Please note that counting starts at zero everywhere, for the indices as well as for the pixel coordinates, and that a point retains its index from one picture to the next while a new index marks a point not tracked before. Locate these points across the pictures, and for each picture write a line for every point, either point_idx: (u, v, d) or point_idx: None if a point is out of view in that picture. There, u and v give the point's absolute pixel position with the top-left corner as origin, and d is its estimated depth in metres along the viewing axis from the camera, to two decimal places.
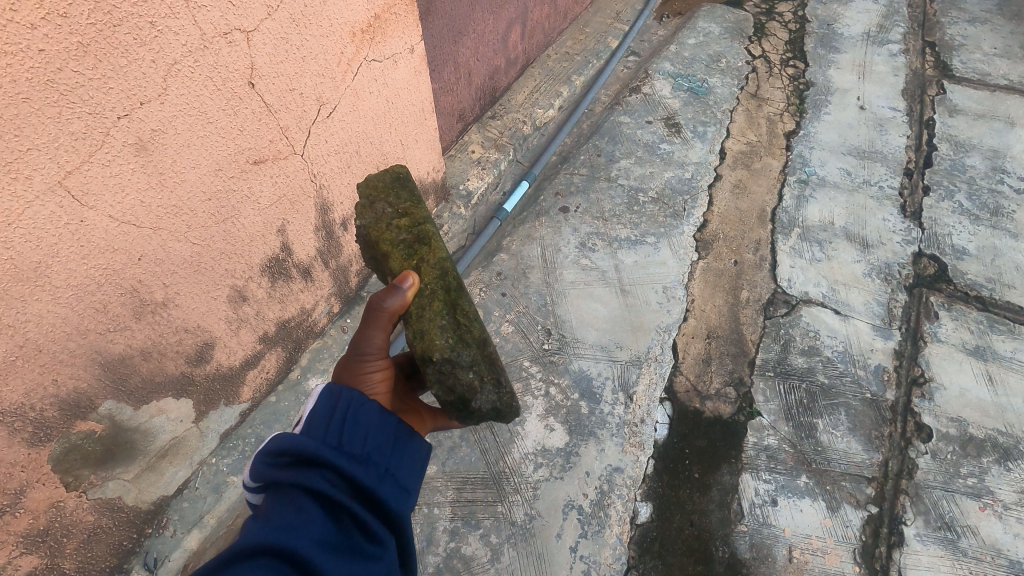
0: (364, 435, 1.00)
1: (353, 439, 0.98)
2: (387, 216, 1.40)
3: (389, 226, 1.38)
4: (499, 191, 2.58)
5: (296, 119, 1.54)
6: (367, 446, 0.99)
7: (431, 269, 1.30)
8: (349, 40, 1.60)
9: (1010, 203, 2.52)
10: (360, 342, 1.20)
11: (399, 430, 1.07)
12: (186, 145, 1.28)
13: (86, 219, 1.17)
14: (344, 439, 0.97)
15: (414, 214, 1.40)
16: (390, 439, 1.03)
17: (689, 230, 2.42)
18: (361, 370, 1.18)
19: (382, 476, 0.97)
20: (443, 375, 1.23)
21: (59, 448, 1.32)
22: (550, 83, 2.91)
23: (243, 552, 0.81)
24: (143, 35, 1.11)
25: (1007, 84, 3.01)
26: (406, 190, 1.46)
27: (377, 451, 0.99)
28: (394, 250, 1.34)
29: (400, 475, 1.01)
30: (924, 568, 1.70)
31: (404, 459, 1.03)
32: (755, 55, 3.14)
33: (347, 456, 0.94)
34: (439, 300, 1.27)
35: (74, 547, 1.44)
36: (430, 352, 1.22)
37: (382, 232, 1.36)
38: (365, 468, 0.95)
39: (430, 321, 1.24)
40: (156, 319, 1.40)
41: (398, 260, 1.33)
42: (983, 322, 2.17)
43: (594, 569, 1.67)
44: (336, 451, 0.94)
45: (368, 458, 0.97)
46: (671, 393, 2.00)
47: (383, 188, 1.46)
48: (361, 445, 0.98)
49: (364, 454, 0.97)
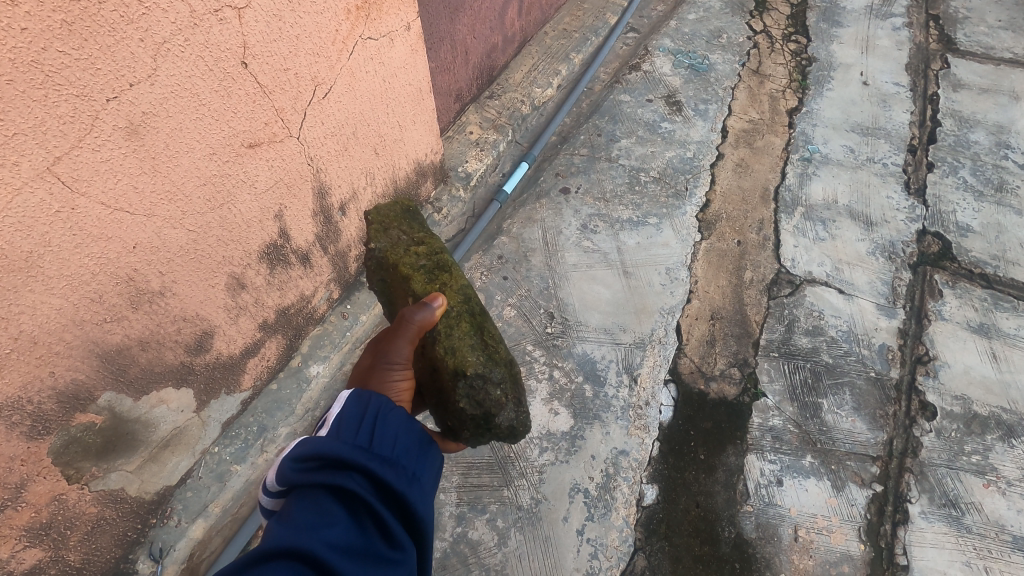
0: (393, 439, 0.99)
1: (382, 441, 0.97)
2: (403, 243, 1.40)
3: (408, 252, 1.36)
4: (498, 173, 2.54)
5: (291, 101, 1.49)
6: (396, 450, 0.98)
7: (456, 293, 1.30)
8: (344, 17, 1.55)
9: (1014, 179, 2.50)
10: (387, 351, 1.18)
11: (425, 436, 1.06)
12: (178, 128, 1.24)
13: (78, 207, 1.13)
14: (374, 441, 0.96)
15: (431, 244, 1.40)
16: (417, 445, 1.02)
17: (692, 211, 2.39)
18: (387, 378, 1.17)
19: (410, 481, 0.95)
20: (473, 390, 1.21)
21: (59, 441, 1.30)
22: (548, 61, 2.84)
23: (268, 551, 0.80)
24: (131, 12, 1.06)
25: (1012, 58, 2.97)
26: (418, 226, 1.50)
27: (404, 454, 0.98)
28: (415, 273, 1.31)
29: (426, 481, 0.99)
30: (928, 545, 1.71)
31: (429, 469, 1.02)
32: (757, 30, 3.08)
33: (377, 460, 0.93)
34: (466, 322, 1.27)
35: (78, 540, 1.42)
36: (463, 367, 1.19)
37: (403, 257, 1.34)
38: (395, 472, 0.94)
39: (461, 339, 1.24)
40: (153, 308, 1.37)
41: (420, 283, 1.30)
42: (988, 299, 2.16)
43: (600, 551, 1.68)
44: (366, 454, 0.93)
45: (397, 461, 0.96)
46: (676, 375, 1.99)
47: (395, 219, 1.48)
48: (391, 449, 0.97)
49: (393, 457, 0.96)
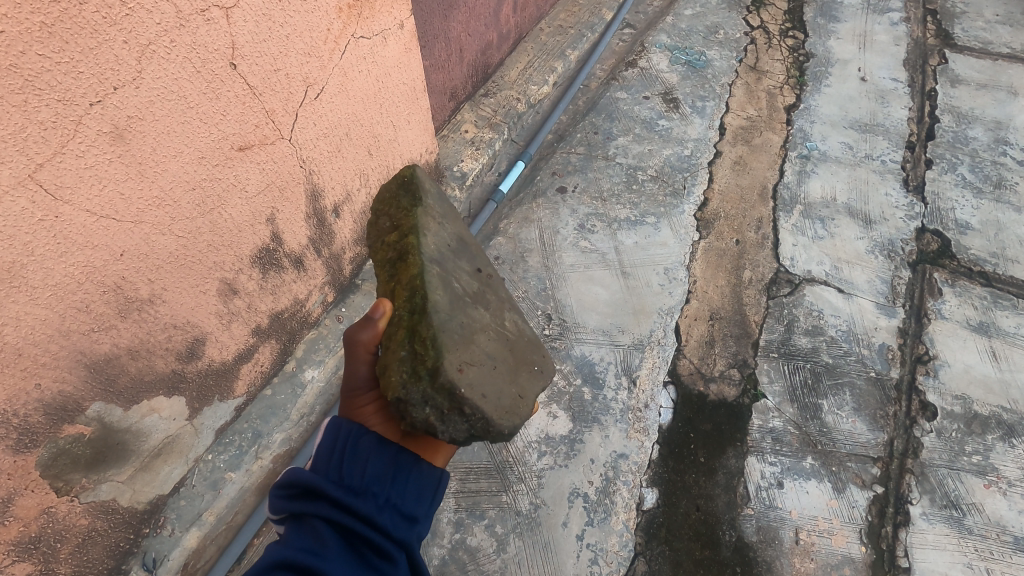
0: (364, 467, 1.02)
1: (351, 471, 1.01)
2: (384, 232, 1.30)
3: (382, 244, 1.28)
4: (494, 172, 2.50)
5: (282, 101, 1.46)
6: (366, 478, 1.01)
7: (402, 293, 1.17)
8: (336, 15, 1.52)
9: (1012, 176, 2.48)
10: (349, 375, 1.17)
11: (400, 457, 1.07)
12: (165, 132, 1.20)
13: (62, 215, 1.10)
14: (344, 473, 1.01)
15: (404, 227, 1.26)
16: (391, 467, 1.04)
17: (690, 210, 2.37)
18: (356, 405, 1.16)
19: (381, 506, 0.99)
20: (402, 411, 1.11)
21: (47, 454, 1.27)
22: (543, 58, 2.80)
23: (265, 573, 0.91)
24: (113, 13, 1.03)
25: (1009, 53, 2.95)
26: (409, 199, 1.31)
27: (376, 479, 1.02)
28: (381, 273, 1.24)
29: (403, 503, 1.02)
30: (930, 547, 1.70)
31: (410, 487, 1.04)
32: (754, 26, 3.05)
33: (347, 491, 0.99)
34: (402, 331, 1.13)
35: (69, 552, 1.39)
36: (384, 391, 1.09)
37: (377, 253, 1.28)
38: (364, 500, 0.98)
39: (393, 353, 1.12)
40: (143, 316, 1.34)
41: (382, 285, 1.23)
42: (987, 298, 2.15)
43: (600, 557, 1.66)
44: (337, 486, 0.99)
45: (367, 489, 1.00)
46: (675, 377, 1.97)
47: (389, 199, 1.34)
48: (360, 477, 1.01)
49: (363, 486, 1.00)
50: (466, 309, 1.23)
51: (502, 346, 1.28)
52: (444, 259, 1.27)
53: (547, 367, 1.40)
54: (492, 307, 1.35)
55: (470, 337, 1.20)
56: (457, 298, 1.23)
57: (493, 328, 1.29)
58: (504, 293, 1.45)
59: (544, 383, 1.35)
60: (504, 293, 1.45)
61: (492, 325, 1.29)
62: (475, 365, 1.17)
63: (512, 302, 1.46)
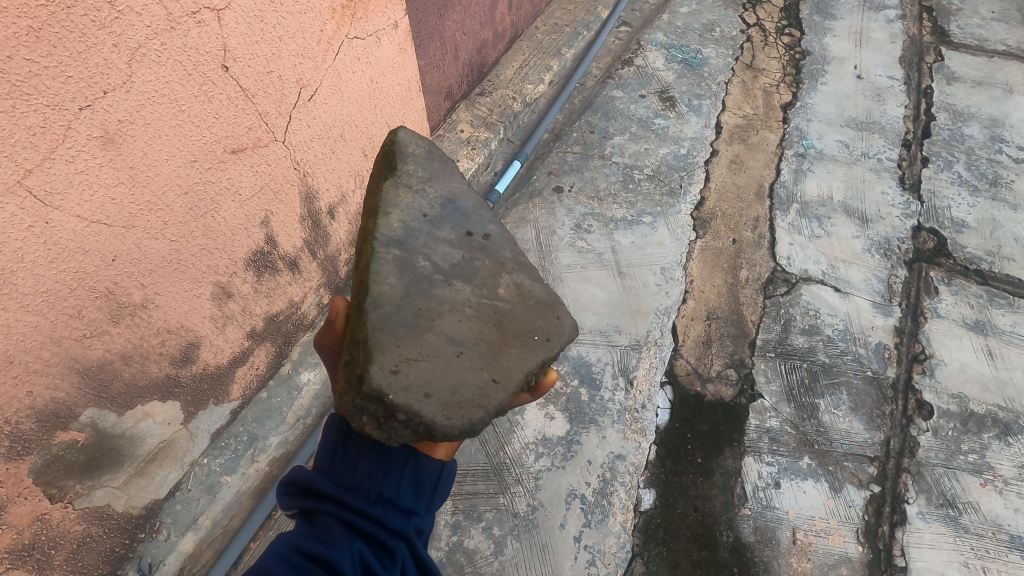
0: (354, 463, 1.04)
1: (344, 468, 1.04)
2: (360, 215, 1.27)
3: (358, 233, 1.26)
4: (490, 172, 2.49)
5: (275, 103, 1.44)
6: (357, 474, 1.03)
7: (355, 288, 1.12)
8: (329, 16, 1.50)
9: (1008, 173, 2.49)
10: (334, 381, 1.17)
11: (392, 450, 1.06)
12: (156, 136, 1.19)
13: (52, 221, 1.09)
14: (338, 471, 1.04)
15: (370, 209, 1.23)
16: (382, 462, 1.04)
17: (686, 209, 2.36)
18: None
19: (374, 500, 1.01)
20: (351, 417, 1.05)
21: (40, 460, 1.26)
22: (539, 57, 2.79)
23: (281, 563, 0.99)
24: (102, 16, 1.02)
25: (1005, 50, 2.95)
26: (387, 168, 1.30)
27: (368, 475, 1.03)
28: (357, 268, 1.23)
29: (396, 494, 1.03)
30: (927, 546, 1.70)
31: (404, 479, 1.05)
32: (750, 23, 3.05)
33: (341, 488, 1.03)
34: (347, 331, 1.07)
35: (64, 559, 1.38)
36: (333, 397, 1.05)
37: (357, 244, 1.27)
38: (357, 496, 1.02)
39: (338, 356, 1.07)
40: (136, 321, 1.33)
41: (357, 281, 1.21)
42: (983, 296, 2.15)
43: (598, 558, 1.66)
44: (332, 483, 1.03)
45: (359, 485, 1.02)
46: (672, 377, 1.97)
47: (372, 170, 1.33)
48: (352, 474, 1.03)
49: (355, 482, 1.03)
50: (427, 293, 1.13)
51: (478, 326, 1.13)
52: (409, 236, 1.19)
53: (558, 330, 1.21)
54: (480, 277, 1.21)
55: (425, 325, 1.08)
56: (418, 281, 1.13)
57: (469, 305, 1.15)
58: (509, 254, 1.28)
59: (543, 357, 1.16)
60: (508, 254, 1.28)
61: (468, 302, 1.15)
62: (422, 361, 1.04)
63: (520, 261, 1.28)
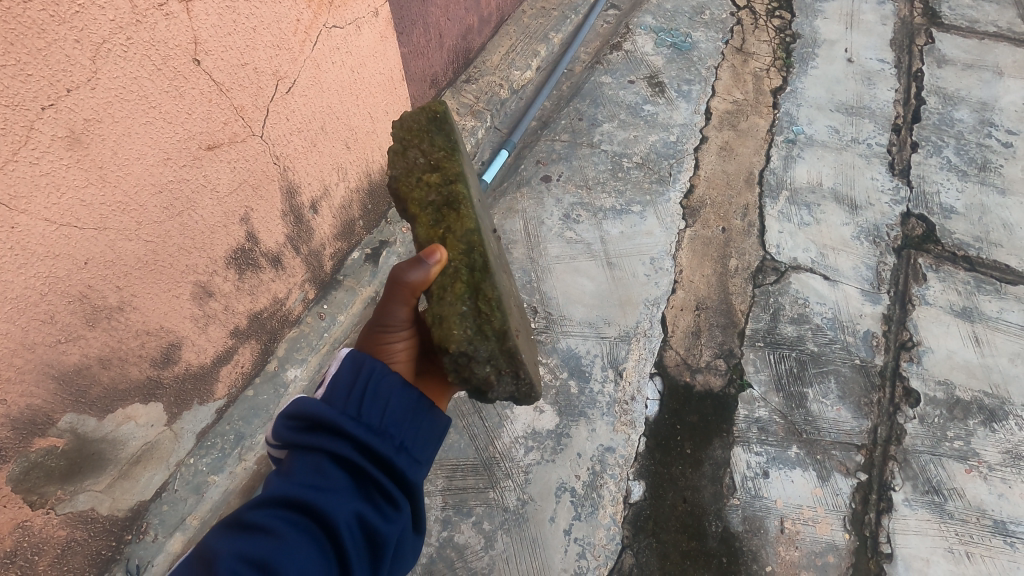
0: (383, 408, 1.07)
1: (371, 411, 1.06)
2: (419, 167, 1.29)
3: (418, 181, 1.26)
4: (477, 162, 2.45)
5: (251, 97, 1.40)
6: (385, 419, 1.06)
7: (457, 243, 1.19)
8: (305, 5, 1.45)
9: (997, 158, 2.48)
10: (382, 314, 1.20)
11: (419, 401, 1.12)
12: (127, 134, 1.15)
13: (18, 225, 1.05)
14: (363, 412, 1.05)
15: (446, 170, 1.28)
16: (410, 412, 1.10)
17: (676, 197, 2.34)
18: (383, 341, 1.21)
19: (396, 449, 1.05)
20: (457, 365, 1.14)
21: (18, 468, 1.24)
22: (526, 42, 2.73)
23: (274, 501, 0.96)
24: (61, 11, 0.98)
25: (996, 31, 2.92)
26: (444, 138, 1.33)
27: (395, 421, 1.07)
28: (421, 214, 1.22)
29: (414, 447, 1.08)
30: (912, 532, 1.72)
31: (421, 433, 1.11)
32: (740, 6, 3.00)
33: (366, 429, 1.03)
34: (462, 283, 1.16)
35: (48, 564, 1.37)
36: (447, 343, 1.11)
37: (411, 189, 1.25)
38: (382, 440, 1.04)
39: (451, 307, 1.13)
40: (113, 325, 1.30)
41: (424, 226, 1.21)
42: (971, 282, 2.16)
43: (588, 550, 1.67)
44: (355, 422, 1.03)
45: (385, 430, 1.05)
46: (661, 368, 1.96)
47: (418, 130, 1.33)
48: (380, 418, 1.06)
49: (382, 426, 1.05)
50: (501, 272, 1.33)
51: (519, 315, 1.41)
52: (480, 214, 1.32)
53: (532, 337, 1.62)
54: (505, 272, 1.48)
55: (509, 301, 1.30)
56: (496, 259, 1.31)
57: (512, 296, 1.42)
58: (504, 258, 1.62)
59: (535, 356, 1.55)
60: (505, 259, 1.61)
61: (511, 293, 1.42)
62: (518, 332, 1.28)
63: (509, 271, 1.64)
